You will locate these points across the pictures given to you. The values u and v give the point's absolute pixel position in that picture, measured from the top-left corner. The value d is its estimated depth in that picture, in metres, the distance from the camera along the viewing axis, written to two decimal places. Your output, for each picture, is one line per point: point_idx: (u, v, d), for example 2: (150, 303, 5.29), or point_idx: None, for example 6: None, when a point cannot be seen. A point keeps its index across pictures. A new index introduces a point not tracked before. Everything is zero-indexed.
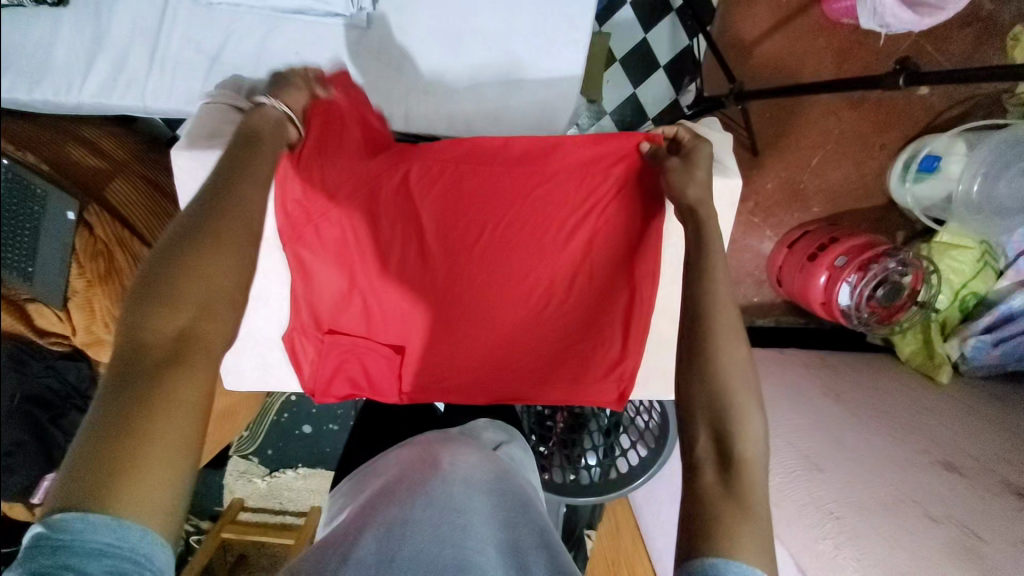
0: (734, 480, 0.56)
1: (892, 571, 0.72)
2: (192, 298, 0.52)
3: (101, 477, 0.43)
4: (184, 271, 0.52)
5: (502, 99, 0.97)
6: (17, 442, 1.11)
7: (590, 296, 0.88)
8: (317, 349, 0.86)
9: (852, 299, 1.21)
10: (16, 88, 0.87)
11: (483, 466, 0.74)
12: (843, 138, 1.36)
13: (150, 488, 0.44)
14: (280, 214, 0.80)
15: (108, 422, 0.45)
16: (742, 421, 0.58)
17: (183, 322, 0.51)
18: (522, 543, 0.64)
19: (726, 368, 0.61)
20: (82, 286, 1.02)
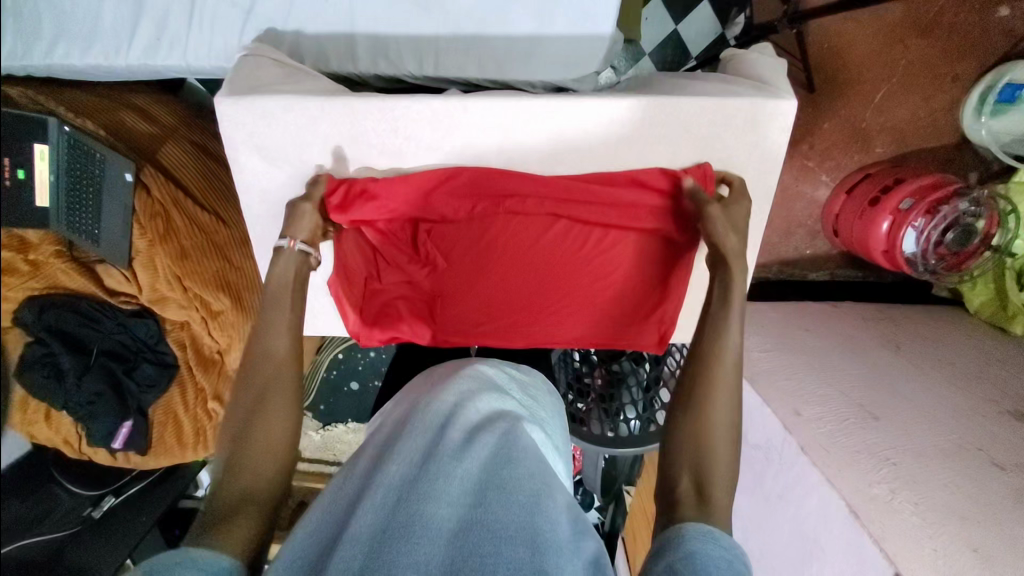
0: (710, 513, 0.60)
1: (950, 514, 0.71)
2: (260, 377, 0.69)
3: (204, 527, 0.58)
4: (257, 356, 0.71)
5: (537, 32, 0.86)
6: (97, 392, 1.20)
7: (627, 258, 0.88)
8: (361, 296, 0.92)
9: (918, 244, 1.13)
10: (70, 56, 0.91)
11: (483, 407, 0.75)
12: (913, 69, 1.24)
13: (229, 531, 0.57)
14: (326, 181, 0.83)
15: (224, 483, 0.62)
16: (716, 445, 0.65)
17: (262, 395, 0.68)
18: (531, 483, 0.65)
19: (712, 403, 0.66)
20: (144, 246, 1.08)
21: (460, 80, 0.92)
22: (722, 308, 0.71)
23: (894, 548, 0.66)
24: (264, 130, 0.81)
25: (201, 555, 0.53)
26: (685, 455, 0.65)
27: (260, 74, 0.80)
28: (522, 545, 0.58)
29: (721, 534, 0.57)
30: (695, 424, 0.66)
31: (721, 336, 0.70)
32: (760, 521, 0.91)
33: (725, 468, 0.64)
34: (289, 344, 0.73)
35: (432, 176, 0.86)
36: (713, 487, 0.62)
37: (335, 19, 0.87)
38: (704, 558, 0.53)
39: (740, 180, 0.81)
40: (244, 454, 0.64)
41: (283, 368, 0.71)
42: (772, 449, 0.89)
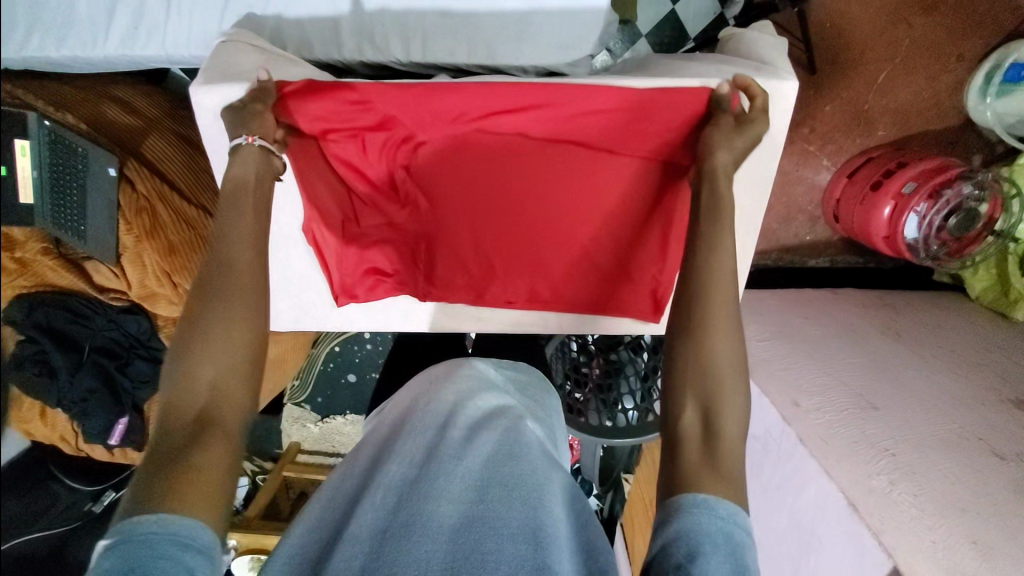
0: (717, 456, 0.57)
1: (949, 505, 0.70)
2: (219, 311, 0.61)
3: (155, 483, 0.51)
4: (213, 287, 0.63)
5: (528, 12, 0.83)
6: (90, 389, 1.19)
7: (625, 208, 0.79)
8: (339, 240, 0.82)
9: (920, 230, 1.11)
10: (47, 48, 0.88)
11: (485, 403, 0.74)
12: (917, 48, 1.20)
13: (190, 492, 0.51)
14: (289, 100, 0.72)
15: (176, 429, 0.56)
16: (721, 374, 0.60)
17: (222, 336, 0.60)
18: (532, 478, 0.64)
19: (710, 321, 0.61)
20: (131, 241, 1.06)
21: (449, 65, 0.88)
22: (712, 224, 0.65)
23: (893, 541, 0.66)
24: None
25: (163, 524, 0.48)
26: (687, 384, 0.60)
27: (240, 62, 0.77)
28: (523, 542, 0.57)
29: (720, 501, 0.52)
30: (696, 358, 0.60)
31: (716, 257, 0.63)
32: (758, 511, 0.91)
33: (732, 399, 0.59)
34: (252, 275, 0.65)
35: (419, 104, 0.71)
36: (720, 415, 0.59)
37: (318, 3, 0.84)
38: (702, 539, 0.50)
39: (763, 98, 0.71)
40: (203, 387, 0.58)
41: (245, 303, 0.63)
42: (770, 440, 0.88)
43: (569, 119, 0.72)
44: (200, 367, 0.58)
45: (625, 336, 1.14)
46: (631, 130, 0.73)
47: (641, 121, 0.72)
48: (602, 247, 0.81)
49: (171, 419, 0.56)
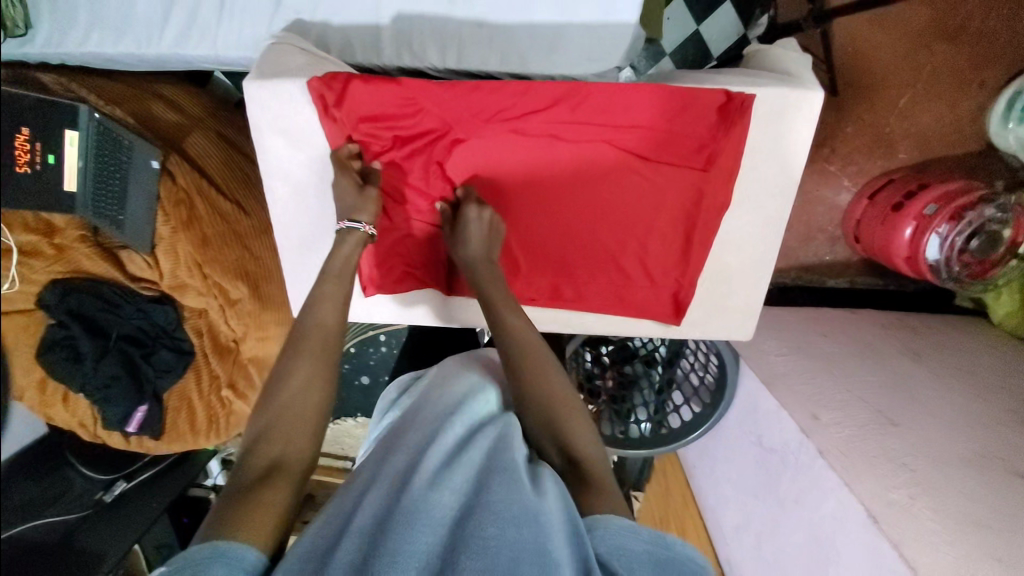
0: (583, 476, 0.65)
1: (972, 523, 0.69)
2: (301, 354, 0.70)
3: (228, 508, 0.57)
4: (300, 334, 0.72)
5: (561, 24, 0.86)
6: (113, 375, 1.21)
7: (650, 209, 0.79)
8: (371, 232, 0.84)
9: (942, 252, 1.10)
10: (105, 45, 0.93)
11: (490, 404, 0.75)
12: (939, 74, 1.22)
13: (255, 516, 0.57)
14: (324, 95, 0.73)
15: (255, 462, 0.63)
16: (563, 415, 0.69)
17: (301, 379, 0.68)
18: (539, 467, 0.63)
19: (528, 375, 0.71)
20: (168, 232, 1.09)
21: (481, 72, 0.92)
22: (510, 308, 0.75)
23: (914, 553, 0.65)
24: (288, 118, 0.77)
25: (232, 541, 0.53)
26: (541, 432, 0.69)
27: (287, 60, 0.78)
28: (524, 526, 0.54)
29: (642, 526, 0.59)
30: (541, 407, 0.69)
31: (507, 339, 0.73)
32: (775, 526, 0.89)
33: (581, 430, 0.69)
34: (337, 320, 0.74)
35: (452, 101, 0.74)
36: (571, 449, 0.67)
37: (361, 10, 0.88)
38: (629, 559, 0.55)
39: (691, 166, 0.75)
40: (282, 426, 0.65)
41: (326, 348, 0.71)
42: (786, 452, 0.87)
43: (602, 113, 0.73)
44: (281, 407, 0.66)
45: (640, 349, 1.15)
46: (667, 127, 0.73)
47: (675, 120, 0.73)
48: (628, 245, 0.82)
49: (248, 462, 0.63)
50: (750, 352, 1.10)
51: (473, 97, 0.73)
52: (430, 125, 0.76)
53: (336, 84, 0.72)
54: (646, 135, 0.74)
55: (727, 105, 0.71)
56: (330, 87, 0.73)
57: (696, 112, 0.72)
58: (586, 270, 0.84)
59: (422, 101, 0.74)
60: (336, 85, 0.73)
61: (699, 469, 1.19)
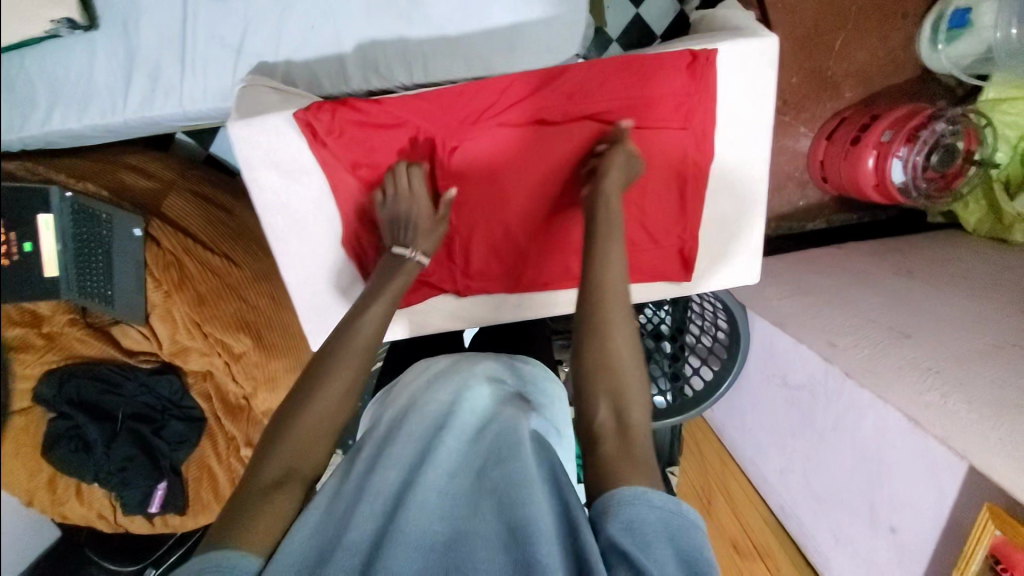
0: (631, 440, 0.62)
1: (1004, 405, 0.71)
2: (338, 357, 0.67)
3: (234, 506, 0.58)
4: (340, 334, 0.69)
5: (516, 22, 0.89)
6: (128, 457, 1.18)
7: (641, 175, 0.82)
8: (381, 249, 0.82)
9: (906, 172, 1.17)
10: (70, 120, 0.92)
11: (482, 402, 0.70)
12: (867, 13, 1.30)
13: (256, 524, 0.57)
14: (309, 125, 0.74)
15: (270, 456, 0.62)
16: (625, 367, 0.66)
17: (337, 383, 0.66)
18: (520, 476, 0.59)
19: (606, 311, 0.67)
20: (160, 297, 1.08)
21: (449, 81, 0.94)
22: (601, 236, 0.71)
23: (963, 443, 0.67)
24: (279, 151, 0.76)
25: (227, 554, 0.54)
26: (600, 384, 0.65)
27: (263, 100, 0.79)
28: (511, 549, 0.55)
29: (657, 493, 0.56)
30: (599, 352, 0.66)
31: (603, 265, 0.69)
32: (819, 459, 0.91)
33: (637, 388, 0.66)
34: (378, 327, 0.71)
35: (440, 108, 0.77)
36: (628, 406, 0.64)
37: (321, 42, 0.89)
38: (643, 529, 0.53)
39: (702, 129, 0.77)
40: (306, 425, 0.64)
41: (364, 352, 0.69)
42: (815, 384, 0.89)
43: (576, 93, 0.77)
44: (314, 405, 0.65)
45: (646, 327, 1.17)
46: (640, 99, 0.77)
47: (649, 87, 0.77)
48: (629, 214, 0.85)
49: (257, 463, 0.62)
50: (754, 302, 1.14)
51: (459, 100, 0.77)
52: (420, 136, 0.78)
53: (321, 113, 0.73)
54: (625, 106, 0.77)
55: (697, 62, 0.75)
56: (317, 117, 0.73)
57: (666, 77, 0.76)
58: (587, 244, 0.86)
59: (408, 115, 0.76)
60: (319, 116, 0.73)
61: (730, 425, 1.21)
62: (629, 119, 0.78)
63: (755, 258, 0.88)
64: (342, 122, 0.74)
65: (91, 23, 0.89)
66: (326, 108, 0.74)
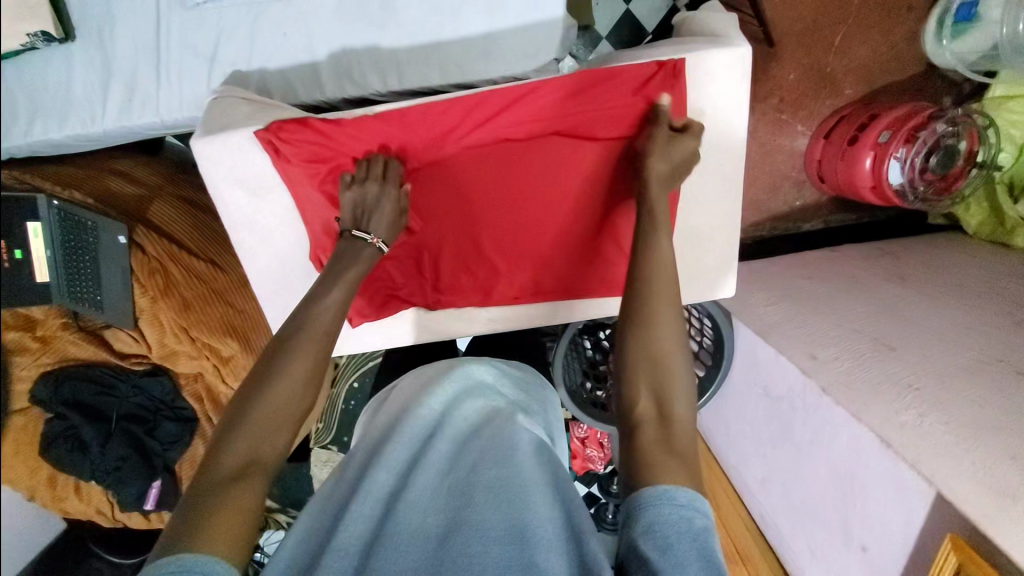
0: (672, 434, 0.60)
1: (982, 428, 0.70)
2: (298, 343, 0.64)
3: (192, 510, 0.53)
4: (298, 321, 0.66)
5: (490, 30, 0.88)
6: (122, 456, 1.19)
7: (612, 190, 0.80)
8: None
9: (904, 174, 1.13)
10: (50, 130, 0.93)
11: (472, 412, 0.73)
12: (868, 6, 1.25)
13: (222, 526, 0.52)
14: (271, 143, 0.73)
15: (225, 453, 0.57)
16: (671, 360, 0.62)
17: (295, 368, 0.63)
18: (517, 479, 0.61)
19: (652, 301, 0.64)
20: (147, 303, 1.09)
21: (424, 89, 0.93)
22: (651, 226, 0.68)
23: (932, 469, 0.66)
24: (243, 167, 0.77)
25: (199, 559, 0.49)
26: (642, 375, 0.62)
27: (232, 112, 0.78)
28: (510, 541, 0.55)
29: (677, 489, 0.54)
30: (645, 349, 0.62)
31: (653, 254, 0.66)
32: (796, 471, 0.90)
33: (682, 380, 0.62)
34: (338, 311, 0.69)
35: (405, 123, 0.76)
36: (672, 401, 0.61)
37: (294, 50, 0.89)
38: (666, 532, 0.51)
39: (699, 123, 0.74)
40: (263, 415, 0.60)
41: (324, 337, 0.66)
42: (794, 397, 0.88)
43: (548, 104, 0.76)
44: (269, 392, 0.61)
45: None
46: (611, 112, 0.76)
47: (617, 100, 0.75)
48: (601, 227, 0.83)
49: (213, 458, 0.57)
50: (740, 308, 1.11)
51: (426, 115, 0.76)
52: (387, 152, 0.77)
53: (282, 132, 0.73)
54: (594, 121, 0.76)
55: (666, 76, 0.73)
56: (279, 135, 0.73)
57: (637, 89, 0.74)
58: (557, 258, 0.85)
59: (371, 130, 0.75)
60: (280, 134, 0.73)
61: (716, 431, 1.20)
62: (601, 131, 0.77)
63: (729, 267, 0.88)
64: (304, 140, 0.74)
65: (66, 36, 0.89)
66: (287, 126, 0.73)
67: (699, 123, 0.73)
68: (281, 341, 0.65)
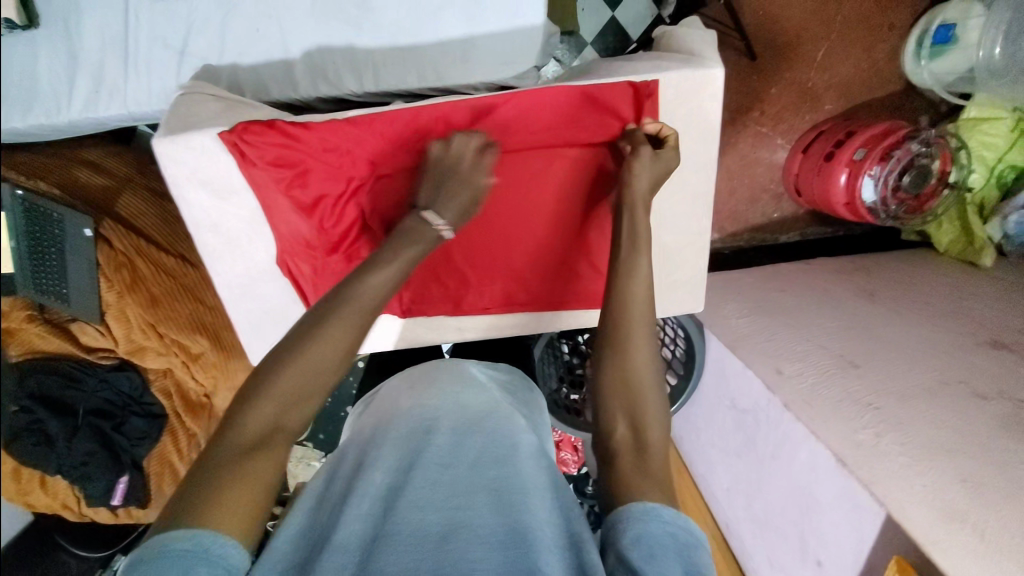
0: (647, 461, 0.60)
1: (938, 450, 0.71)
2: (332, 308, 0.60)
3: (204, 478, 0.50)
4: (331, 289, 0.61)
5: (470, 34, 0.87)
6: (87, 452, 1.09)
7: (583, 204, 0.82)
8: (313, 268, 0.80)
9: (877, 192, 1.14)
10: (14, 119, 0.90)
11: (476, 403, 0.68)
12: (850, 22, 1.26)
13: (233, 500, 0.50)
14: (235, 147, 0.72)
15: (247, 418, 0.54)
16: (643, 383, 0.63)
17: (327, 334, 0.58)
18: (520, 482, 0.59)
19: (630, 322, 0.65)
20: (113, 298, 1.06)
21: (402, 91, 0.92)
22: (631, 250, 0.68)
23: (884, 489, 0.67)
24: (207, 168, 0.75)
25: (207, 536, 0.47)
26: (617, 403, 0.63)
27: (198, 109, 0.77)
28: (508, 547, 0.54)
29: (662, 505, 0.55)
30: (617, 379, 0.63)
31: (629, 275, 0.67)
32: (759, 484, 0.92)
33: (653, 401, 0.63)
34: (377, 279, 0.63)
35: (377, 133, 0.77)
36: (646, 427, 0.62)
37: (268, 47, 0.87)
38: (652, 544, 0.52)
39: (676, 135, 0.74)
40: (292, 382, 0.56)
41: (361, 306, 0.61)
42: (759, 411, 0.89)
43: (522, 116, 0.78)
44: (301, 357, 0.57)
45: None
46: (580, 130, 0.78)
47: (587, 117, 0.78)
48: (573, 242, 0.85)
49: (230, 424, 0.54)
50: (713, 319, 1.12)
51: (399, 125, 0.77)
52: (359, 161, 0.77)
53: (247, 134, 0.72)
54: (565, 137, 0.79)
55: (634, 96, 0.76)
56: (244, 137, 0.72)
57: (605, 108, 0.77)
58: (529, 271, 0.86)
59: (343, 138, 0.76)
60: (246, 137, 0.72)
61: (686, 440, 1.21)
62: (571, 147, 0.79)
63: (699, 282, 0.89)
64: (271, 144, 0.73)
65: (29, 23, 0.85)
66: (253, 129, 0.72)
67: (674, 133, 0.74)
68: (314, 305, 0.61)
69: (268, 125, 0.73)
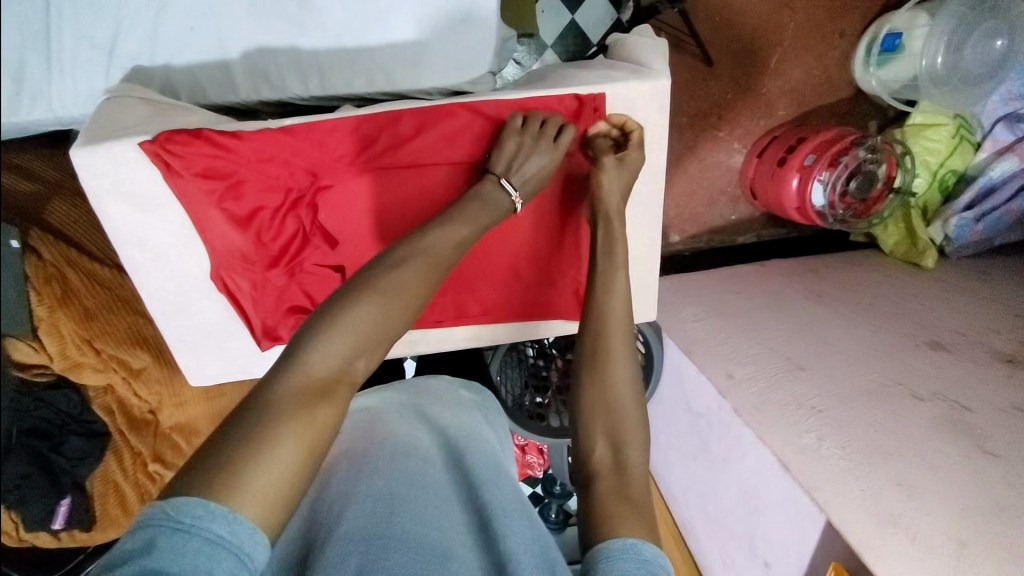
0: (629, 477, 0.60)
1: (876, 454, 0.73)
2: (384, 289, 0.59)
3: (231, 454, 0.46)
4: (378, 272, 0.61)
5: (420, 38, 0.85)
6: (21, 475, 1.01)
7: (530, 214, 0.83)
8: (254, 282, 0.79)
9: (825, 197, 1.17)
10: None
11: (468, 435, 0.74)
12: (802, 29, 1.29)
13: (265, 482, 0.46)
14: (160, 157, 0.69)
15: (282, 394, 0.51)
16: (622, 396, 0.65)
17: (378, 315, 0.58)
18: (501, 508, 0.64)
19: (610, 338, 0.68)
20: (45, 312, 0.98)
21: (351, 95, 0.89)
22: (606, 261, 0.73)
23: (824, 495, 0.70)
24: (130, 180, 0.71)
25: (236, 519, 0.44)
26: (598, 420, 0.64)
27: (124, 116, 0.73)
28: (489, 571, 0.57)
29: (643, 543, 0.52)
30: (597, 389, 0.65)
31: (606, 283, 0.71)
32: (712, 487, 0.93)
33: (636, 418, 0.64)
34: (431, 269, 0.63)
35: (316, 143, 0.75)
36: (627, 446, 0.63)
37: (204, 47, 0.83)
38: None
39: (639, 131, 0.78)
40: (332, 361, 0.55)
41: (413, 293, 0.61)
42: (712, 416, 0.91)
43: (468, 125, 0.76)
44: (349, 335, 0.56)
45: None
46: None
47: None
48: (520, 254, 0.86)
49: (259, 398, 0.51)
50: (670, 323, 1.12)
51: (340, 136, 0.76)
52: (298, 172, 0.76)
53: (173, 144, 0.69)
54: None
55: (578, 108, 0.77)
56: (169, 147, 0.69)
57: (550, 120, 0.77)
58: (478, 283, 0.87)
59: (280, 148, 0.74)
60: (173, 146, 0.69)
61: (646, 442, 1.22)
62: None
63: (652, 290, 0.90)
64: (202, 155, 0.70)
65: None
66: (181, 139, 0.69)
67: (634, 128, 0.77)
68: (360, 284, 0.59)
69: (196, 134, 0.70)
